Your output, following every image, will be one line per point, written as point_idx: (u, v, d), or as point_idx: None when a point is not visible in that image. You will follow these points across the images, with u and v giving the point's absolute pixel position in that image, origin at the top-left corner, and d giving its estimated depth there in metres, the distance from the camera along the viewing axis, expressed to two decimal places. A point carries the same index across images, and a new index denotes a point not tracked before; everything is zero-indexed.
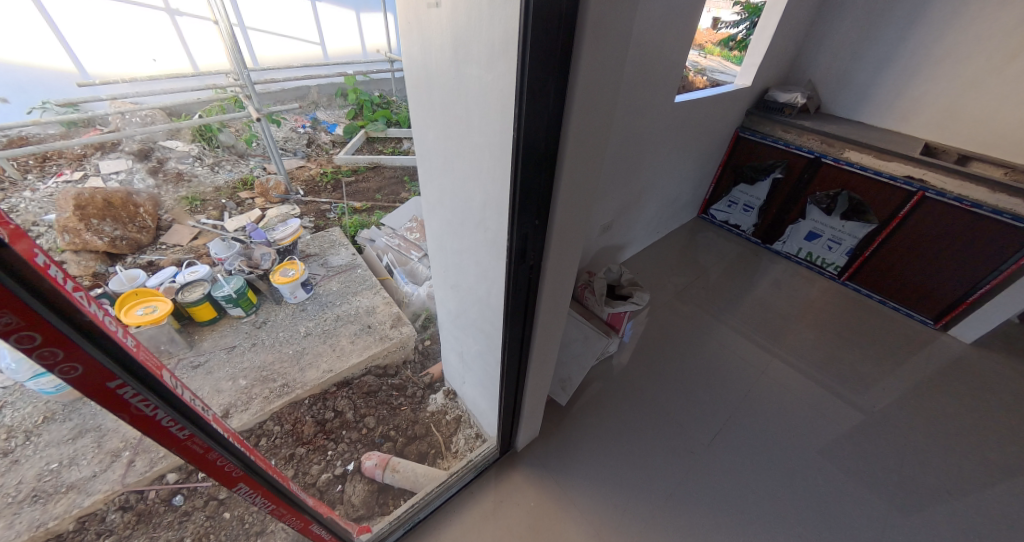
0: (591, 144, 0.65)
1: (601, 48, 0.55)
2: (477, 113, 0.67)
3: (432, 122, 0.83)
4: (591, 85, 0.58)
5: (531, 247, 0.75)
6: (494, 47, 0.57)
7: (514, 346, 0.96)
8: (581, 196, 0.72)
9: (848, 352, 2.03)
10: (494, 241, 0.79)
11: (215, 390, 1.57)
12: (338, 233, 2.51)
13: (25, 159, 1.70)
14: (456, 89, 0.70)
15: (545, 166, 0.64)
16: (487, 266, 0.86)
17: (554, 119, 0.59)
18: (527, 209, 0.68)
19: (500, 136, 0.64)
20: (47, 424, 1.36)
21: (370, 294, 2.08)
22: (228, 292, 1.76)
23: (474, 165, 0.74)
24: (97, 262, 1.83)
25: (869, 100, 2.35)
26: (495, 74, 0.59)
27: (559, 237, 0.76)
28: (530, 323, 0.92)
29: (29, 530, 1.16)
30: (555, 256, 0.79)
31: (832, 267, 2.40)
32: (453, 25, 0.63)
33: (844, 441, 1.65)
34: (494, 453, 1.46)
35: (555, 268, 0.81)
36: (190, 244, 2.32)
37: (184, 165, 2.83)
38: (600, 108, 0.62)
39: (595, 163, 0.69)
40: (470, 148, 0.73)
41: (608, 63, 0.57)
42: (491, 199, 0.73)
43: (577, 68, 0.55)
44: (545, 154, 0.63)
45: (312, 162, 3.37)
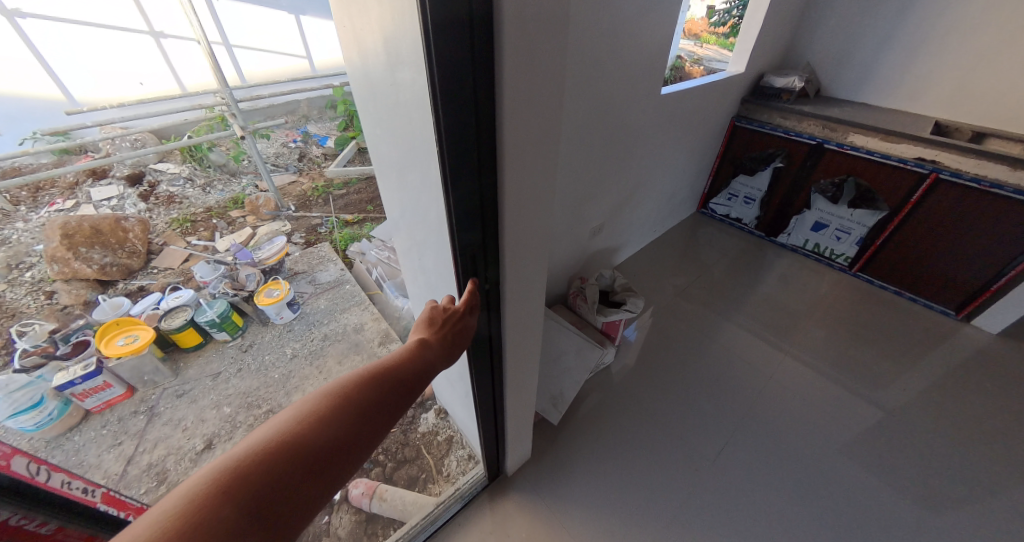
0: (534, 146, 0.60)
1: (523, 37, 0.50)
2: (413, 118, 0.60)
3: (380, 134, 0.76)
4: (519, 84, 0.53)
5: (486, 262, 0.69)
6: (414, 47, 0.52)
7: (484, 370, 0.89)
8: (533, 205, 0.66)
9: (863, 349, 1.90)
10: (447, 258, 0.73)
11: (199, 418, 1.60)
12: (327, 247, 2.43)
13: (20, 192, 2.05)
14: (390, 95, 0.64)
15: (485, 175, 0.58)
16: (448, 286, 0.80)
17: (485, 126, 0.54)
18: (471, 224, 0.63)
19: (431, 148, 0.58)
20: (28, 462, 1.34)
21: (357, 310, 2.05)
22: (211, 316, 1.72)
23: (421, 181, 0.68)
24: (88, 290, 2.01)
25: (871, 80, 2.24)
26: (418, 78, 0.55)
27: (515, 251, 0.69)
28: (498, 345, 0.85)
29: None
30: (513, 270, 0.72)
31: (843, 258, 2.28)
32: (375, 25, 0.57)
33: (862, 446, 1.54)
34: (482, 479, 1.40)
35: (514, 281, 0.74)
36: (181, 266, 2.34)
37: (175, 187, 2.86)
38: (538, 109, 0.57)
39: (544, 163, 0.63)
40: (414, 161, 0.67)
41: (538, 61, 0.53)
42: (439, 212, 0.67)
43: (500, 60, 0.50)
44: (480, 160, 0.57)
45: (304, 175, 3.34)
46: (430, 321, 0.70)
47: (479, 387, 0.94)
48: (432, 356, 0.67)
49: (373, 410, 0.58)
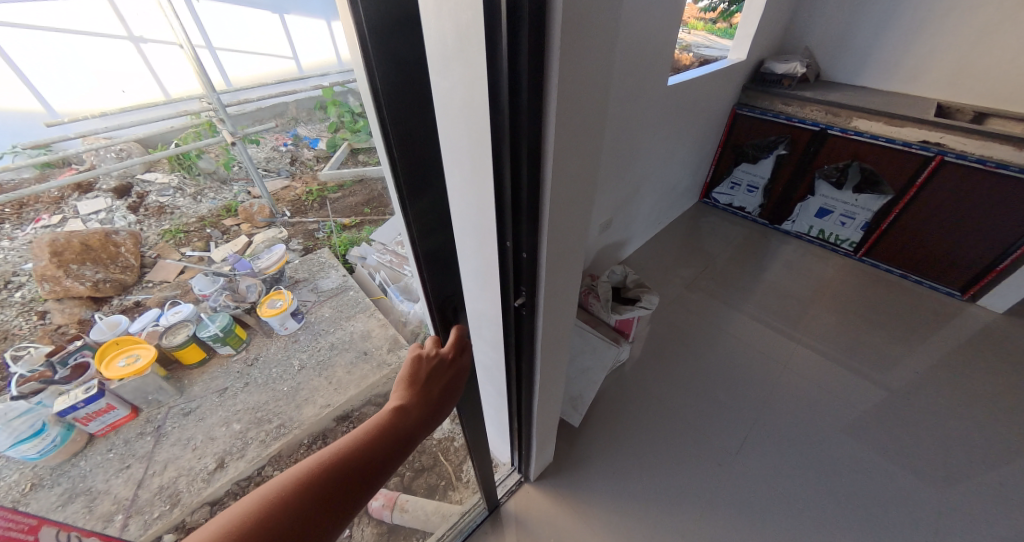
0: (575, 156, 0.54)
1: (574, 36, 0.44)
2: None
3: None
4: (571, 88, 0.47)
5: (520, 278, 0.64)
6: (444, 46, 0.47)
7: (513, 385, 0.85)
8: (574, 218, 0.61)
9: (872, 333, 1.91)
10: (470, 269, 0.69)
11: (209, 437, 1.56)
12: (326, 254, 2.40)
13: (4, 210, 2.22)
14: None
15: (527, 188, 0.53)
16: (472, 299, 0.76)
17: (532, 134, 0.48)
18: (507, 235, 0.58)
19: (466, 155, 0.54)
20: (35, 491, 1.36)
21: (364, 316, 2.01)
22: (213, 331, 1.71)
23: None
24: (82, 308, 2.01)
25: (871, 64, 2.23)
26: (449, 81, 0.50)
27: (554, 269, 0.63)
28: (527, 367, 0.80)
29: None
30: (549, 289, 0.65)
31: (847, 243, 2.29)
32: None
33: (879, 430, 1.54)
34: (483, 511, 1.31)
35: (550, 301, 0.68)
36: (178, 278, 2.31)
37: (165, 197, 2.80)
38: (585, 114, 0.51)
39: (585, 173, 0.57)
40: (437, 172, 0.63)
41: (590, 63, 0.48)
42: (469, 225, 0.62)
43: (542, 63, 0.45)
44: (519, 171, 0.52)
45: (297, 180, 3.27)
46: (412, 375, 0.64)
47: (467, 419, 0.87)
48: (412, 419, 0.61)
49: (331, 498, 0.51)
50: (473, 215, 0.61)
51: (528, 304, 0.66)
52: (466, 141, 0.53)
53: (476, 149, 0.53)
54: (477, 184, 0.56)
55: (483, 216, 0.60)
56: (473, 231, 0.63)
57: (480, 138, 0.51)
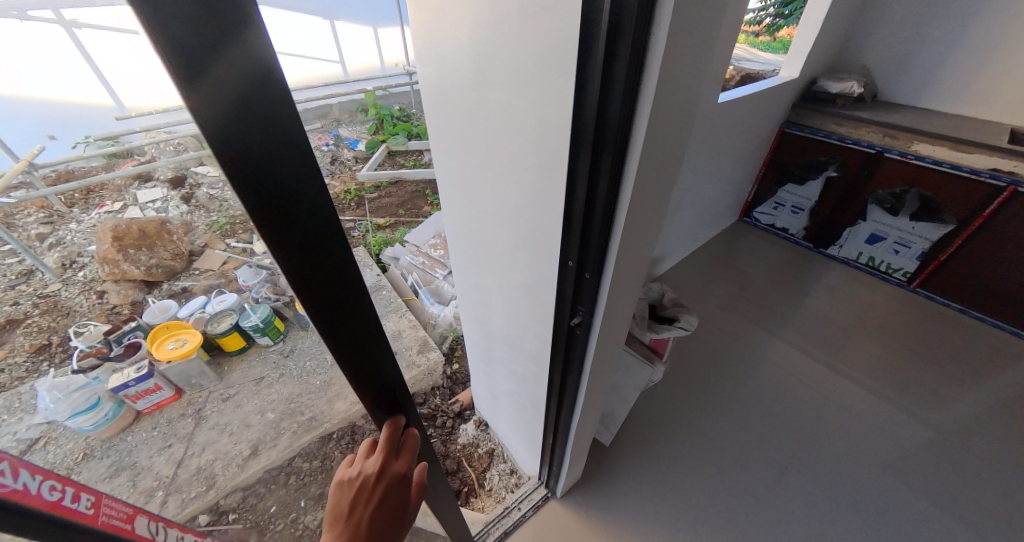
0: (659, 180, 0.50)
1: (679, 53, 0.39)
2: (504, 138, 0.55)
3: (447, 149, 0.70)
4: (665, 111, 0.42)
5: (579, 297, 0.61)
6: (531, 55, 0.45)
7: (557, 400, 0.83)
8: (644, 243, 0.57)
9: (925, 370, 1.79)
10: (526, 282, 0.68)
11: (244, 424, 1.64)
12: (361, 252, 2.47)
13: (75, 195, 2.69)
14: (475, 108, 0.58)
15: (600, 213, 0.49)
16: (522, 312, 0.74)
17: (616, 159, 0.44)
18: (571, 255, 0.56)
19: (535, 171, 0.53)
20: (86, 461, 1.50)
21: (395, 316, 2.04)
22: (255, 322, 1.79)
23: (504, 204, 0.63)
24: (135, 290, 2.17)
25: (934, 85, 2.12)
26: (531, 93, 0.47)
27: (614, 294, 0.60)
28: (572, 385, 0.77)
29: None
30: (609, 311, 0.62)
31: (900, 273, 2.16)
32: (471, 31, 0.51)
33: (931, 475, 1.43)
34: None
35: (608, 322, 0.65)
36: (221, 268, 2.39)
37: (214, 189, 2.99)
38: (673, 136, 0.46)
39: (663, 196, 0.53)
40: (499, 180, 0.61)
41: (688, 80, 0.42)
42: (530, 238, 0.61)
43: (638, 82, 0.40)
44: (595, 194, 0.48)
45: (335, 179, 3.39)
46: (336, 508, 0.53)
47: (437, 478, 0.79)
48: None
49: None
50: (533, 227, 0.59)
51: (584, 323, 0.63)
52: (538, 153, 0.51)
53: (549, 162, 0.50)
54: (544, 196, 0.53)
55: (544, 231, 0.57)
56: (531, 243, 0.61)
57: (554, 152, 0.48)
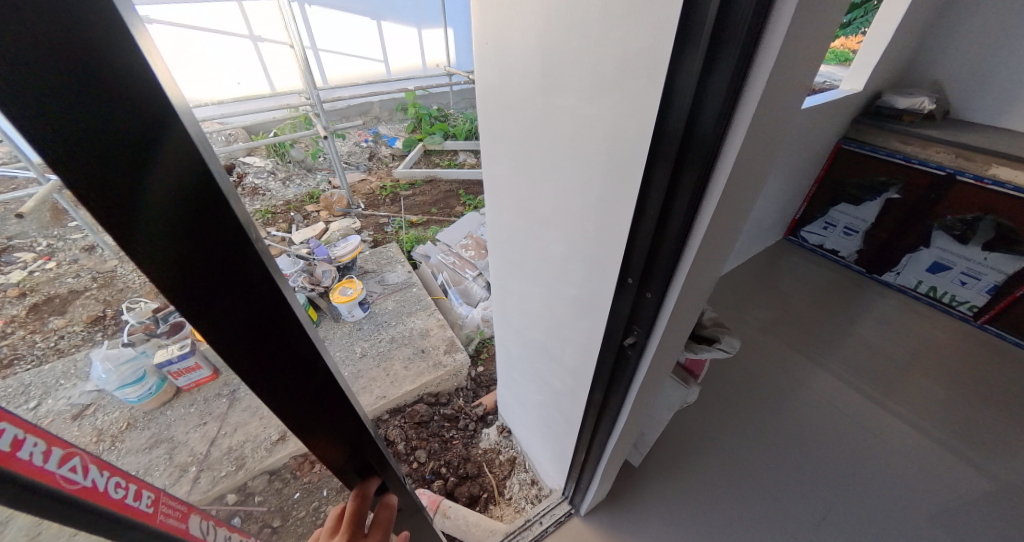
0: (741, 202, 0.46)
1: (788, 66, 0.35)
2: (569, 147, 0.53)
3: (501, 153, 0.69)
4: (762, 128, 0.39)
5: (635, 318, 0.58)
6: (612, 61, 0.42)
7: (596, 420, 0.80)
8: (714, 267, 0.53)
9: (990, 415, 1.63)
10: (577, 295, 0.65)
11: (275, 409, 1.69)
12: (394, 249, 2.50)
13: None
14: (538, 112, 0.56)
15: (672, 233, 0.46)
16: (568, 325, 0.72)
17: (701, 177, 0.41)
18: (633, 274, 0.53)
19: (600, 184, 0.51)
20: (129, 431, 1.60)
21: (423, 314, 2.05)
22: None
23: (560, 214, 0.60)
24: None
25: (1017, 104, 1.94)
26: (605, 102, 0.45)
27: (675, 319, 0.56)
28: (615, 408, 0.74)
29: None
30: (667, 334, 0.58)
31: (966, 307, 2.00)
32: (544, 33, 0.49)
33: (995, 533, 1.29)
34: None
35: (663, 346, 0.61)
36: None
37: (259, 179, 3.16)
38: (764, 155, 0.42)
39: (741, 218, 0.49)
40: (558, 188, 0.58)
41: (790, 95, 0.38)
42: (587, 252, 0.58)
43: (737, 97, 0.36)
44: (670, 214, 0.45)
45: (372, 175, 3.47)
46: None
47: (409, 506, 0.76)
48: None
49: None
50: (593, 239, 0.56)
51: (637, 345, 0.60)
52: (610, 162, 0.48)
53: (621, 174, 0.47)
54: (611, 208, 0.51)
55: (606, 245, 0.54)
56: (588, 255, 0.59)
57: (630, 162, 0.46)
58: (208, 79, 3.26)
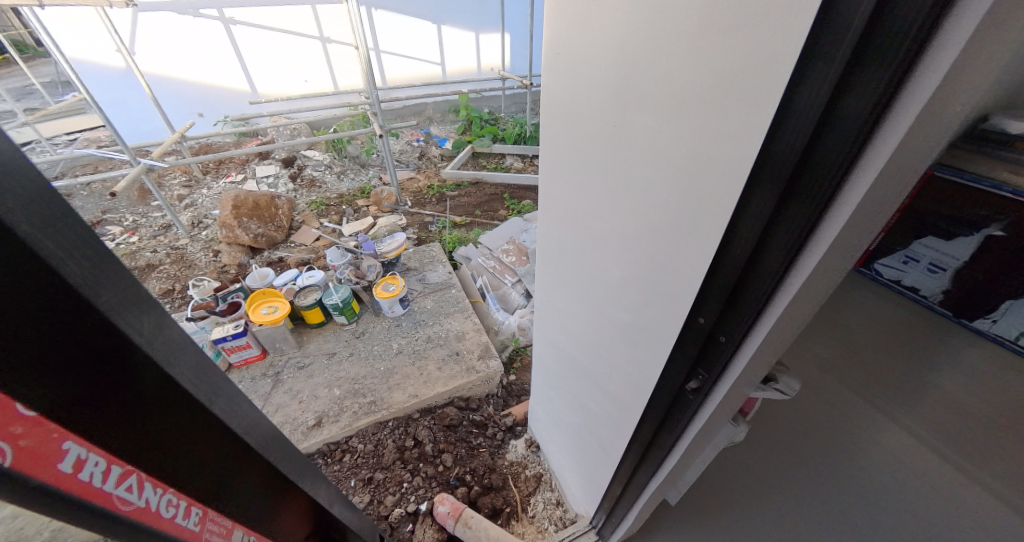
0: None
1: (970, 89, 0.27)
2: (642, 166, 0.49)
3: (563, 163, 0.66)
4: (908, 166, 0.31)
5: (703, 359, 0.52)
6: (704, 74, 0.38)
7: (642, 457, 0.74)
8: None
9: None
10: (636, 324, 0.61)
11: (313, 395, 1.74)
12: (437, 248, 2.53)
13: (210, 166, 3.45)
14: (611, 125, 0.52)
15: (762, 274, 0.40)
16: (621, 352, 0.68)
17: (810, 216, 0.35)
18: (707, 311, 0.48)
19: (676, 209, 0.46)
20: None
21: (460, 317, 2.06)
22: (335, 300, 1.92)
23: (624, 235, 0.57)
24: (242, 254, 2.50)
25: None
26: (690, 122, 0.41)
27: (756, 368, 0.48)
28: (663, 450, 0.68)
29: None
30: (740, 384, 0.51)
31: None
32: (627, 40, 0.45)
33: None
34: None
35: (733, 396, 0.54)
36: (312, 244, 2.64)
37: (317, 172, 3.34)
38: None
39: None
40: (625, 207, 0.54)
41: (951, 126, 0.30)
42: (653, 280, 0.54)
43: (874, 128, 0.29)
44: (763, 252, 0.39)
45: (420, 173, 3.55)
46: None
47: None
48: None
49: None
50: (660, 266, 0.52)
51: (701, 388, 0.54)
52: (690, 187, 0.43)
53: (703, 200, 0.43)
54: (687, 236, 0.46)
55: (677, 273, 0.50)
56: (653, 282, 0.54)
57: (714, 188, 0.41)
58: (278, 74, 3.53)
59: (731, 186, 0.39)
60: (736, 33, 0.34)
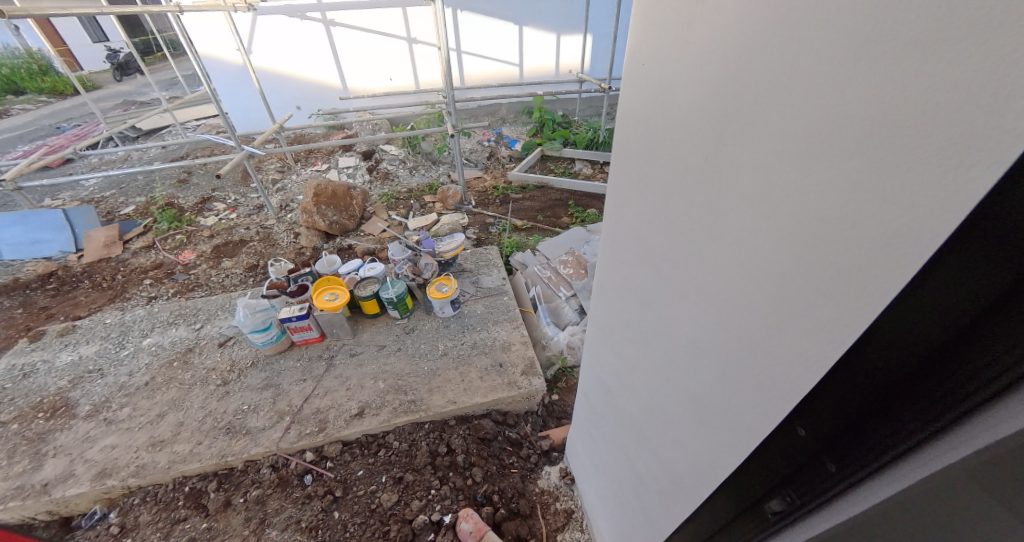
0: None
1: None
2: (749, 223, 0.40)
3: (639, 195, 0.59)
4: None
5: (807, 465, 0.43)
6: (834, 120, 0.30)
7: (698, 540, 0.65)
8: None
9: None
10: (715, 398, 0.52)
11: (359, 385, 1.81)
12: (494, 252, 2.51)
13: (302, 154, 3.79)
14: (702, 161, 0.45)
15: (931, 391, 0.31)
16: (690, 422, 0.59)
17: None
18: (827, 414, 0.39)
19: (792, 284, 0.37)
20: (250, 369, 1.99)
21: (508, 326, 2.00)
22: (390, 295, 1.97)
23: (711, 294, 0.48)
24: (317, 238, 2.69)
25: None
26: (832, 184, 0.31)
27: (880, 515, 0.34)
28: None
29: (217, 457, 1.65)
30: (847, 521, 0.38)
31: None
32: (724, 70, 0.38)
33: None
34: None
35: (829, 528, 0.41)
36: (378, 234, 2.76)
37: (391, 166, 3.50)
38: None
39: None
40: (717, 259, 0.46)
41: None
42: (747, 356, 0.45)
43: None
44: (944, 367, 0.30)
45: (487, 173, 3.56)
46: None
47: None
48: None
49: None
50: (752, 335, 0.43)
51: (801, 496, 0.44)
52: (805, 247, 0.35)
53: (826, 266, 0.34)
54: (796, 305, 0.38)
55: (776, 345, 0.41)
56: (737, 349, 0.46)
57: (842, 262, 0.33)
58: (367, 71, 3.74)
59: (868, 260, 0.30)
60: (882, 74, 0.26)
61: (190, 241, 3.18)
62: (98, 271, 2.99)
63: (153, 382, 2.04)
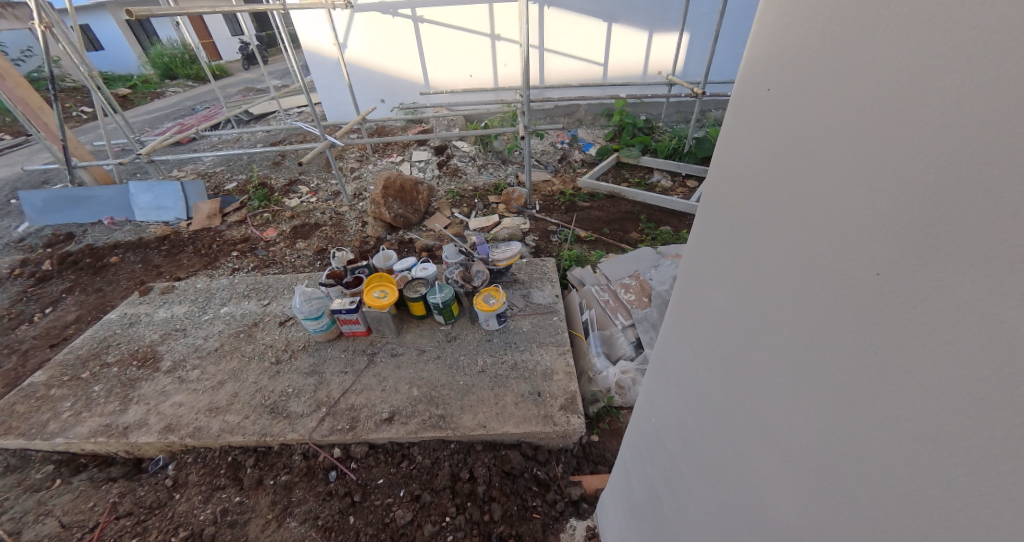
0: None
1: None
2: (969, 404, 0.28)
3: (754, 281, 0.48)
4: None
5: None
6: None
7: None
8: None
9: None
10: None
11: (393, 388, 1.77)
12: (551, 265, 2.34)
13: (381, 145, 3.94)
14: (866, 241, 0.35)
15: None
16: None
17: None
18: None
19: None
20: (302, 352, 2.06)
21: (554, 351, 1.84)
22: (437, 301, 1.91)
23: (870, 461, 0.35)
24: (380, 229, 2.75)
25: None
26: None
27: None
28: None
29: (258, 433, 1.70)
30: None
31: None
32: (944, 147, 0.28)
33: None
34: None
35: None
36: (438, 231, 2.75)
37: (461, 162, 3.49)
38: None
39: None
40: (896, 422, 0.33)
41: None
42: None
43: None
44: None
45: (557, 177, 3.41)
46: None
47: None
48: None
49: None
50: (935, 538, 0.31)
51: None
52: None
53: None
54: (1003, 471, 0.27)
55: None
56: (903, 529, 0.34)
57: None
58: (450, 67, 3.76)
59: None
60: None
61: (274, 219, 3.44)
62: (201, 239, 3.35)
63: (221, 348, 2.20)
